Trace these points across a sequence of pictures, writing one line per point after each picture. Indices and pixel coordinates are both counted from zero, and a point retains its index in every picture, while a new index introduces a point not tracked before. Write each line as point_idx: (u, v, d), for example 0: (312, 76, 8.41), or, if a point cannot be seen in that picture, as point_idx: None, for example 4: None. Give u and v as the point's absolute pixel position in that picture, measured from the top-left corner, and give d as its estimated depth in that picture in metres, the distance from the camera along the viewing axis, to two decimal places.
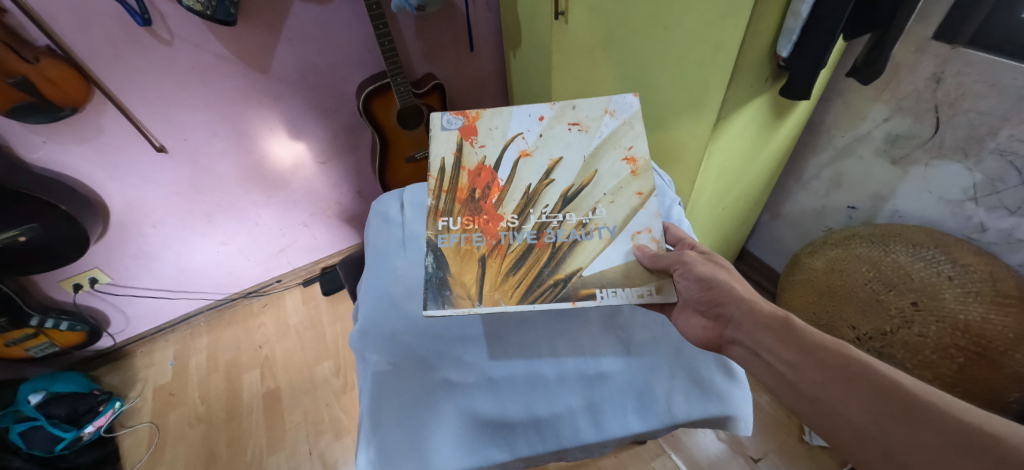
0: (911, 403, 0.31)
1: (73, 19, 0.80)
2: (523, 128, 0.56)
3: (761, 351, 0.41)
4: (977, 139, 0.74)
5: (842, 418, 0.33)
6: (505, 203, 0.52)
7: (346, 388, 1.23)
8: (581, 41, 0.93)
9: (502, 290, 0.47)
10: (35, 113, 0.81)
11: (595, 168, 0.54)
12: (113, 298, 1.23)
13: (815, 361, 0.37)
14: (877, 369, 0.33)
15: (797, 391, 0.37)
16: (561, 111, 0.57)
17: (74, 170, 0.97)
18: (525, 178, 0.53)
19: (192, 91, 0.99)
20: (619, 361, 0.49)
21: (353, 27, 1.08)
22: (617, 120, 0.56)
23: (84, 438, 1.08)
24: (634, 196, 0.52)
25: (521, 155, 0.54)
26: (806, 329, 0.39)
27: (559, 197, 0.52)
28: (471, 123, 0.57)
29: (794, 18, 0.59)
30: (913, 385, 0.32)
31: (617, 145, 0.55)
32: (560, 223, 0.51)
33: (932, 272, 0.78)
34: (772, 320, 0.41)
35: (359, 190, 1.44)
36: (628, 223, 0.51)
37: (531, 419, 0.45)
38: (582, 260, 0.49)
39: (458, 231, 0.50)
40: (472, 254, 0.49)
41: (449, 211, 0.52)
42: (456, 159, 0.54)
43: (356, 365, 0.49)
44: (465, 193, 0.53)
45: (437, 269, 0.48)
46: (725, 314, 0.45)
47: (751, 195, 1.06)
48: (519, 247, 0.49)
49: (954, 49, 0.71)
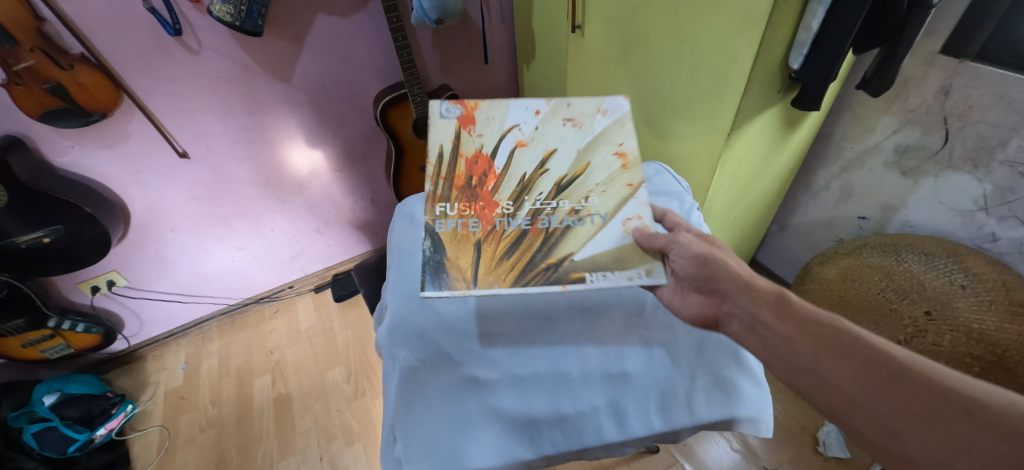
0: (898, 372, 0.31)
1: (107, 28, 0.84)
2: (521, 120, 0.59)
3: (759, 326, 0.40)
4: (987, 150, 0.75)
5: (834, 388, 0.33)
6: (501, 190, 0.54)
7: (357, 394, 1.24)
8: (597, 54, 0.96)
9: (496, 272, 0.47)
10: (66, 118, 0.84)
11: (587, 161, 0.56)
12: (128, 301, 1.25)
13: (808, 335, 0.37)
14: (866, 341, 0.34)
15: (790, 364, 0.37)
16: (556, 106, 0.60)
17: (100, 174, 1.00)
18: (521, 167, 0.55)
19: (216, 98, 1.02)
20: (641, 361, 0.49)
21: (373, 38, 1.11)
22: (608, 118, 0.59)
23: (96, 440, 1.09)
24: (624, 188, 0.54)
25: (518, 145, 0.57)
26: (797, 303, 0.40)
27: (553, 185, 0.54)
28: (470, 113, 0.59)
29: (805, 31, 0.62)
30: (899, 355, 0.33)
31: (609, 140, 0.57)
32: (553, 209, 0.52)
33: (945, 282, 0.79)
34: (766, 296, 0.41)
35: (373, 198, 1.46)
36: (620, 210, 0.52)
37: (556, 416, 0.45)
38: (574, 244, 0.49)
39: (456, 216, 0.52)
40: (468, 239, 0.50)
41: (447, 197, 0.53)
42: (454, 146, 0.56)
43: (386, 362, 0.50)
44: (462, 180, 0.54)
45: (434, 251, 0.48)
46: (720, 289, 0.45)
47: (763, 202, 1.06)
48: (513, 233, 0.50)
49: (962, 63, 0.73)
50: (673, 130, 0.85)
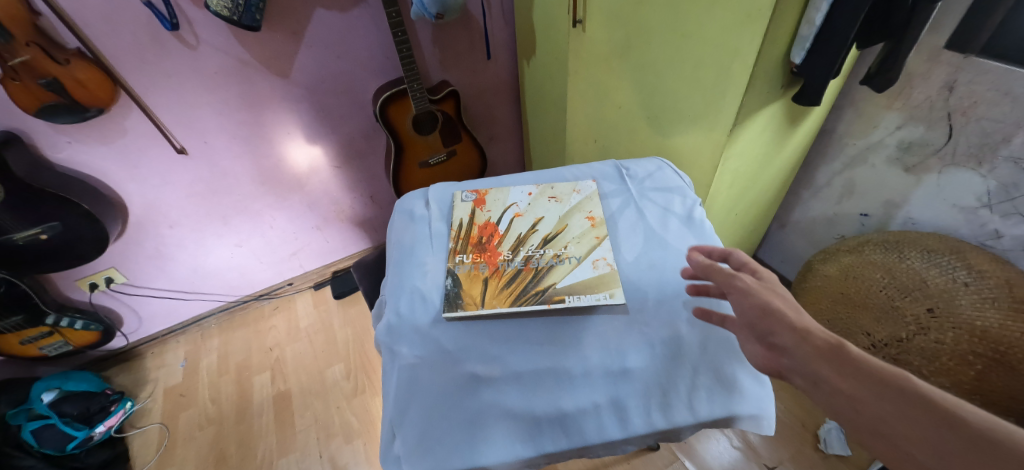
0: (999, 447, 0.23)
1: (105, 23, 0.83)
2: (517, 199, 0.64)
3: (820, 385, 0.32)
4: (991, 146, 0.75)
5: (907, 458, 0.26)
6: (503, 243, 0.58)
7: (357, 391, 1.23)
8: (599, 49, 0.95)
9: (499, 297, 0.50)
10: (62, 114, 0.83)
11: (566, 222, 0.59)
12: (127, 298, 1.24)
13: (872, 390, 0.29)
14: (948, 402, 0.27)
15: (852, 422, 0.29)
16: (544, 187, 0.66)
17: (97, 170, 1.00)
18: (518, 228, 0.60)
19: (214, 94, 1.02)
20: (644, 357, 0.45)
21: (372, 33, 1.11)
22: (581, 195, 0.63)
23: (95, 437, 1.08)
24: (593, 239, 0.56)
25: (515, 216, 0.62)
26: (860, 354, 0.32)
27: (541, 240, 0.58)
28: (482, 197, 0.65)
29: (807, 26, 0.62)
30: (998, 425, 0.25)
31: (582, 209, 0.61)
32: (541, 255, 0.55)
33: (948, 279, 0.79)
34: (826, 348, 0.33)
35: (372, 195, 1.45)
36: (592, 252, 0.54)
37: (557, 414, 0.43)
38: (557, 276, 0.52)
39: (470, 262, 0.55)
40: (478, 276, 0.53)
41: (464, 250, 0.57)
42: (469, 219, 0.62)
43: (385, 359, 0.47)
44: (475, 239, 0.58)
45: (453, 285, 0.52)
46: (780, 344, 0.35)
47: (765, 198, 1.05)
48: (511, 272, 0.53)
49: (966, 58, 0.72)
50: (675, 126, 0.85)
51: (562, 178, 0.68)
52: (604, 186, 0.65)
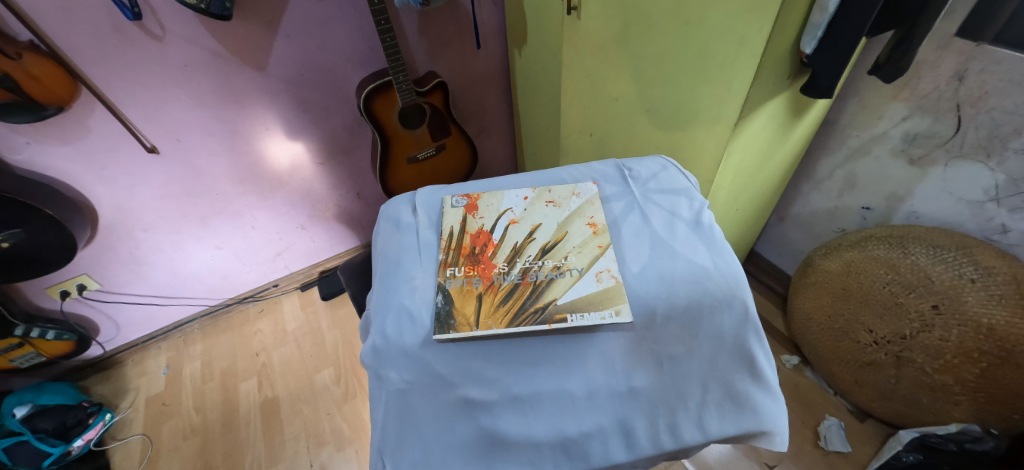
0: None
1: (59, 13, 0.75)
2: (512, 204, 0.60)
3: None
4: (1001, 138, 0.72)
5: None
6: (499, 253, 0.54)
7: (348, 396, 1.20)
8: (595, 38, 0.90)
9: (495, 316, 0.46)
10: (17, 113, 0.75)
11: (566, 229, 0.56)
12: (102, 305, 1.18)
13: None
14: None
15: None
16: (541, 191, 0.62)
17: (59, 172, 0.93)
18: (514, 236, 0.56)
19: (185, 89, 0.95)
20: (653, 374, 0.41)
21: (353, 22, 1.04)
22: (582, 199, 0.59)
23: (73, 452, 1.05)
24: (595, 248, 0.52)
25: (511, 223, 0.58)
26: None
27: (539, 249, 0.54)
28: (474, 202, 0.61)
29: (820, 13, 0.57)
30: None
31: (583, 214, 0.57)
32: (540, 267, 0.51)
33: (954, 275, 0.76)
34: None
35: (358, 192, 1.40)
36: (595, 264, 0.50)
37: (560, 440, 0.39)
38: (558, 291, 0.48)
39: (462, 276, 0.51)
40: (472, 292, 0.49)
41: (455, 262, 0.53)
42: (460, 227, 0.57)
43: (373, 384, 0.43)
44: (467, 249, 0.54)
45: (444, 303, 0.47)
46: None
47: (766, 192, 1.02)
48: (507, 287, 0.49)
49: (978, 46, 0.68)
50: (677, 120, 0.81)
51: (559, 180, 0.64)
52: (605, 188, 0.61)
